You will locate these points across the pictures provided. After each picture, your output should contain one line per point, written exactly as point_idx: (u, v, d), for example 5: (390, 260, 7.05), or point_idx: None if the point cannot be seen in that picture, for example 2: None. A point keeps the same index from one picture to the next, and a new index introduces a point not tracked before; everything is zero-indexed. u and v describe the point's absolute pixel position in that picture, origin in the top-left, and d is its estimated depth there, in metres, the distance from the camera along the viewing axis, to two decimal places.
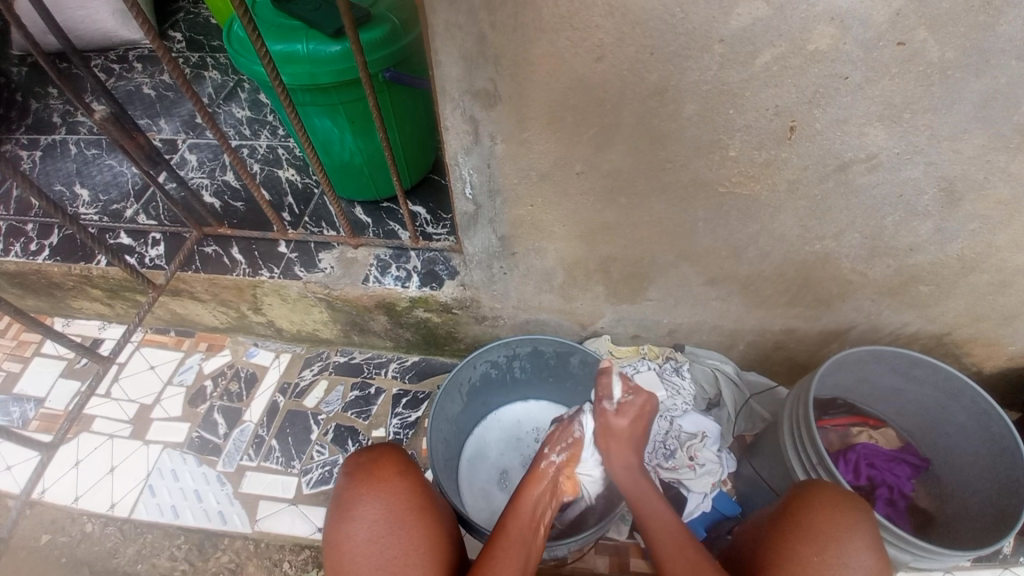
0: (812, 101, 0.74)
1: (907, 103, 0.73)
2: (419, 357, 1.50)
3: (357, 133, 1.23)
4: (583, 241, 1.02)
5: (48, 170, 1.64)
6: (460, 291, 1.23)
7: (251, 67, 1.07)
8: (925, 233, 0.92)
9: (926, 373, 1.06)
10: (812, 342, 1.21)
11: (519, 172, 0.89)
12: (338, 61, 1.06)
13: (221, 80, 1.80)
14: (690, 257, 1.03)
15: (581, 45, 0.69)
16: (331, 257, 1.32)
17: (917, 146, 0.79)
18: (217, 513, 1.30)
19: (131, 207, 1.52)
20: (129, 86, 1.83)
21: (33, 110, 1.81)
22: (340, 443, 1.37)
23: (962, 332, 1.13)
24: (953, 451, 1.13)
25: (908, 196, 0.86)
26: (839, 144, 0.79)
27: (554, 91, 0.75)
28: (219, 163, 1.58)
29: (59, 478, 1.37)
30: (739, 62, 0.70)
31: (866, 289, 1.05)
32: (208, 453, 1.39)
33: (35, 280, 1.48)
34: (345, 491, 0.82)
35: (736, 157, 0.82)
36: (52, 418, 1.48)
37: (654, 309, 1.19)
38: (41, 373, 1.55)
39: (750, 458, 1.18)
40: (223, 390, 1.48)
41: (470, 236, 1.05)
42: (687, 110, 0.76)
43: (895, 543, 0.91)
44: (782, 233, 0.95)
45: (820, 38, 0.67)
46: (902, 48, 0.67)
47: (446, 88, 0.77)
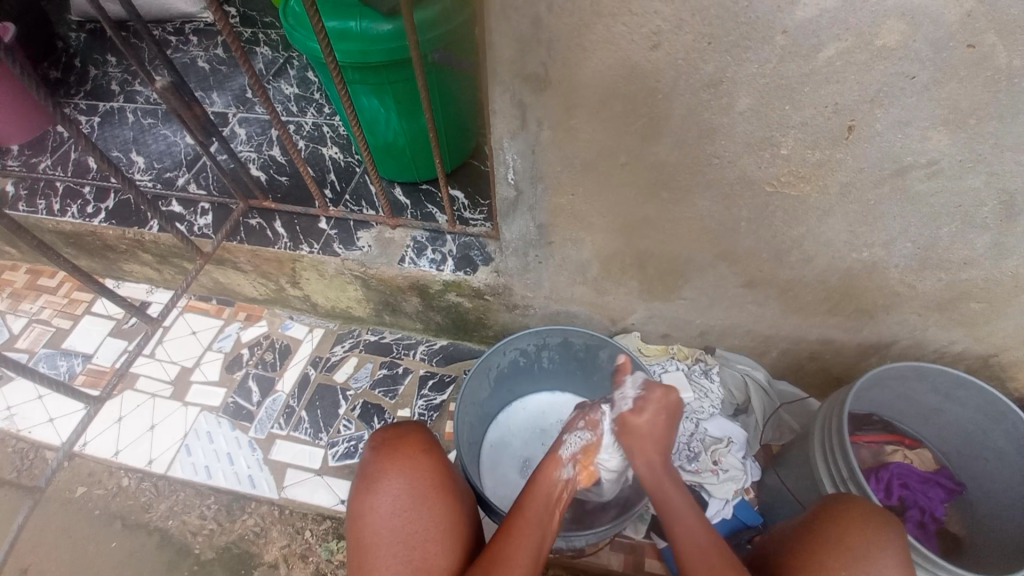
0: (873, 100, 0.71)
1: (974, 108, 0.70)
2: (447, 341, 1.52)
3: (403, 114, 1.25)
4: (621, 234, 1.01)
5: (107, 136, 1.72)
6: (493, 278, 1.24)
7: (305, 42, 1.10)
8: (982, 247, 0.88)
9: (972, 394, 1.02)
10: (850, 354, 1.18)
11: (563, 160, 0.89)
12: (389, 40, 1.07)
13: (271, 56, 1.85)
14: (730, 257, 1.01)
15: (637, 32, 0.68)
16: (369, 236, 1.34)
17: (981, 155, 0.75)
18: (246, 477, 1.35)
19: (183, 176, 1.58)
20: (184, 58, 1.90)
21: (91, 76, 1.89)
22: (366, 420, 1.40)
23: (1013, 355, 1.08)
24: (993, 479, 1.08)
25: (967, 206, 0.82)
26: (898, 147, 0.76)
27: (606, 79, 0.75)
28: (266, 138, 1.63)
29: (101, 432, 1.44)
30: (800, 56, 0.68)
31: (914, 302, 1.01)
32: (241, 419, 1.44)
33: (89, 241, 1.56)
34: (371, 465, 0.84)
35: (788, 156, 0.80)
36: (98, 374, 1.56)
37: (687, 308, 1.18)
38: (91, 331, 1.63)
39: (775, 467, 1.14)
40: (258, 359, 1.53)
41: (508, 222, 1.06)
42: (740, 104, 0.75)
43: (925, 565, 0.88)
44: (829, 238, 0.93)
45: (888, 34, 0.64)
46: (972, 50, 0.65)
47: (497, 71, 0.78)
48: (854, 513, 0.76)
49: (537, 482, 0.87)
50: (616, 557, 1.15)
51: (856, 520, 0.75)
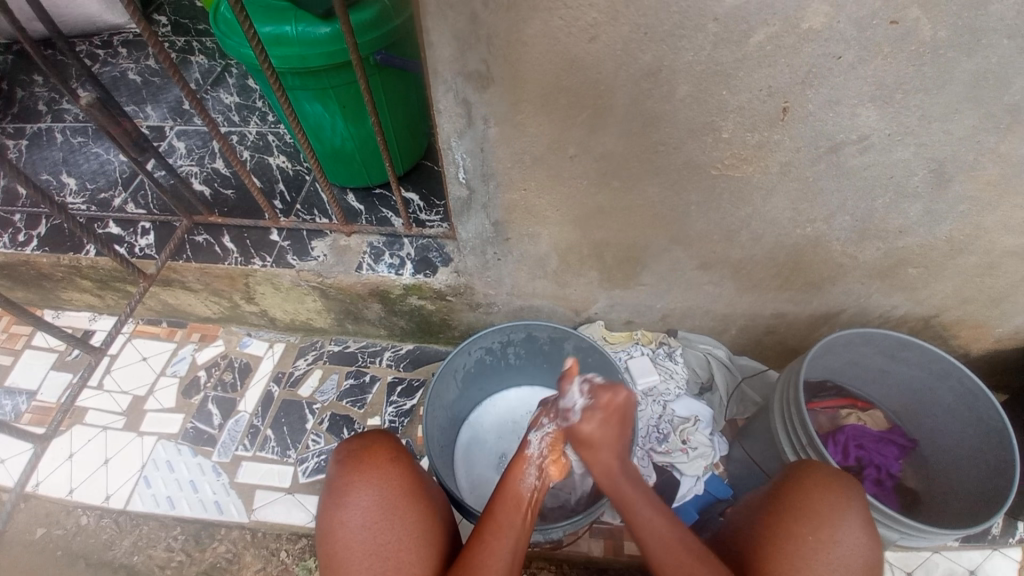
0: (804, 81, 0.74)
1: (898, 83, 0.74)
2: (413, 345, 1.50)
3: (349, 118, 1.22)
4: (577, 226, 1.02)
5: (36, 158, 1.61)
6: (454, 278, 1.23)
7: (239, 49, 1.06)
8: (915, 215, 0.93)
9: (916, 355, 1.08)
10: (803, 326, 1.23)
11: (513, 155, 0.88)
12: (328, 43, 1.04)
13: (207, 65, 1.77)
14: (684, 241, 1.03)
15: (574, 24, 0.69)
16: (324, 246, 1.31)
17: (908, 127, 0.79)
18: (214, 503, 1.30)
19: (120, 196, 1.50)
20: (114, 71, 1.80)
21: (18, 97, 1.77)
22: (335, 432, 1.37)
23: (949, 314, 1.15)
24: (942, 432, 1.15)
25: (899, 177, 0.87)
26: (832, 124, 0.79)
27: (547, 73, 0.75)
28: (208, 150, 1.56)
29: (52, 472, 1.36)
30: (733, 42, 0.70)
31: (857, 271, 1.06)
32: (203, 444, 1.38)
33: (24, 271, 1.46)
34: (338, 477, 0.82)
35: (730, 138, 0.82)
36: (44, 411, 1.46)
37: (647, 293, 1.20)
38: (32, 366, 1.54)
39: (741, 440, 1.19)
40: (217, 380, 1.47)
41: (464, 221, 1.05)
42: (680, 91, 0.76)
43: (888, 523, 0.92)
44: (775, 216, 0.96)
45: (813, 17, 0.67)
46: (893, 27, 0.68)
47: (439, 70, 0.76)
48: (809, 476, 0.79)
49: (505, 485, 0.86)
50: (595, 544, 1.17)
51: (813, 482, 0.78)
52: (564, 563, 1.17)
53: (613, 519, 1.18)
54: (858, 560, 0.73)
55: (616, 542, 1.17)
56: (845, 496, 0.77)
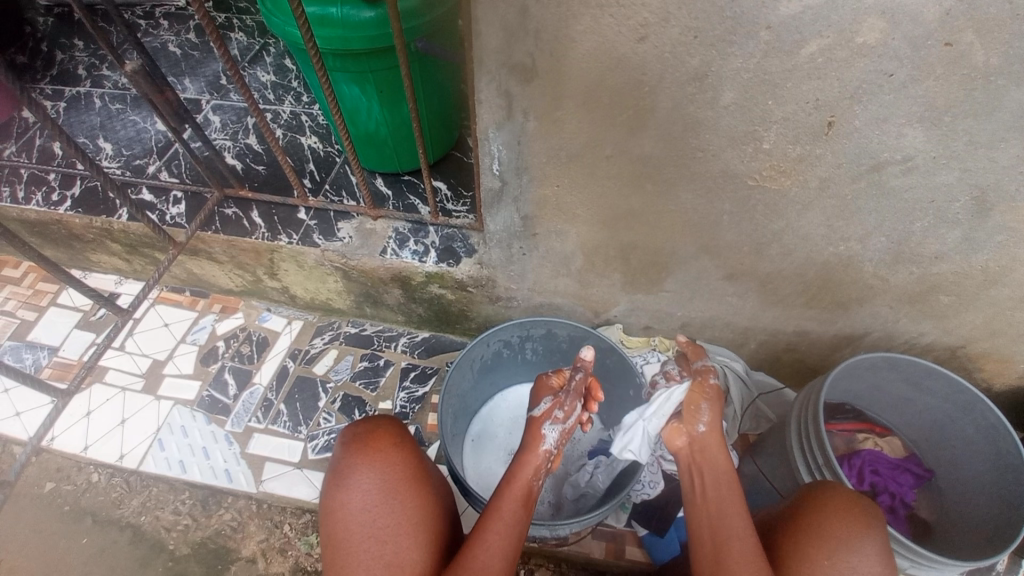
0: (853, 97, 0.73)
1: (949, 106, 0.72)
2: (430, 333, 1.51)
3: (385, 103, 1.23)
4: (605, 227, 1.02)
5: (74, 121, 1.65)
6: (476, 270, 1.23)
7: (285, 27, 1.07)
8: (952, 242, 0.91)
9: (939, 384, 1.06)
10: (825, 346, 1.21)
11: (549, 151, 0.88)
12: (372, 28, 1.05)
13: (247, 42, 1.80)
14: (711, 250, 1.03)
15: (625, 23, 0.68)
16: (350, 227, 1.32)
17: (954, 151, 0.78)
18: (223, 472, 1.32)
19: (154, 164, 1.53)
20: (155, 42, 1.83)
21: (58, 61, 1.82)
22: (346, 412, 1.39)
23: (978, 346, 1.12)
24: (957, 464, 1.13)
25: (939, 202, 0.85)
26: (875, 143, 0.78)
27: (592, 71, 0.75)
28: (242, 126, 1.59)
29: (69, 427, 1.40)
30: (784, 52, 0.69)
31: (886, 295, 1.04)
32: (216, 413, 1.41)
33: (56, 230, 1.49)
34: (341, 460, 0.84)
35: (769, 150, 0.81)
36: (65, 367, 1.50)
37: (669, 300, 1.19)
38: (57, 323, 1.58)
39: (753, 456, 1.17)
40: (234, 352, 1.49)
41: (492, 213, 1.05)
42: (724, 98, 0.75)
43: (903, 552, 0.91)
44: (807, 231, 0.94)
45: (868, 32, 0.66)
46: (950, 49, 0.66)
47: (483, 59, 0.77)
48: (831, 500, 0.78)
49: (517, 471, 0.87)
50: (597, 545, 1.17)
51: (836, 507, 0.77)
52: (564, 562, 1.17)
53: (617, 522, 1.18)
54: None
55: (618, 546, 1.16)
56: (868, 525, 0.75)
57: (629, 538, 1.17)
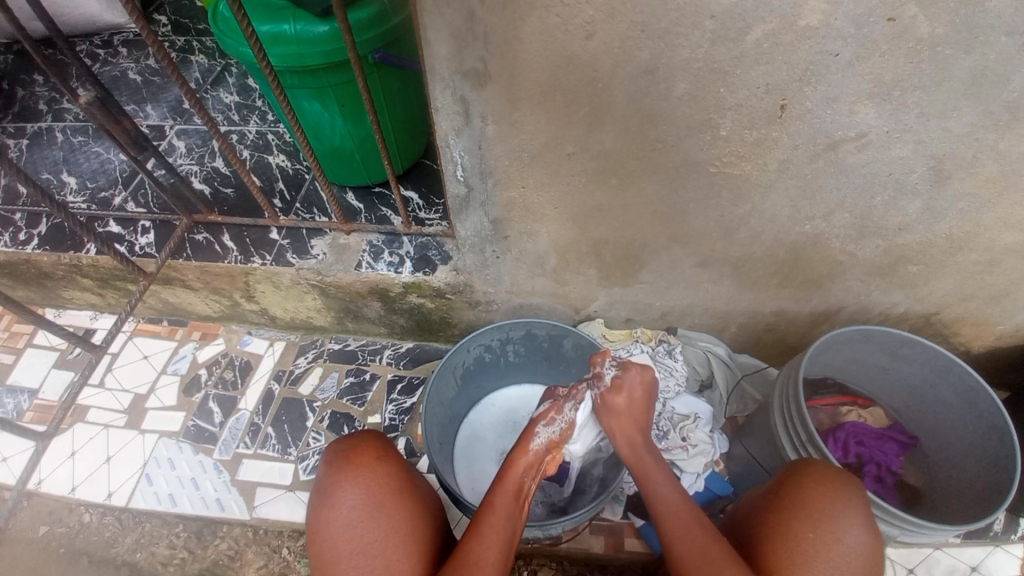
0: (802, 78, 0.74)
1: (896, 80, 0.73)
2: (414, 343, 1.50)
3: (347, 117, 1.22)
4: (576, 224, 1.02)
5: (36, 158, 1.61)
6: (454, 276, 1.23)
7: (238, 48, 1.06)
8: (915, 212, 0.93)
9: (914, 351, 1.08)
10: (803, 323, 1.23)
11: (511, 153, 0.88)
12: (326, 42, 1.04)
13: (207, 65, 1.77)
14: (683, 238, 1.03)
15: (571, 22, 0.69)
16: (324, 244, 1.31)
17: (906, 125, 0.79)
18: (215, 501, 1.30)
19: (121, 195, 1.50)
20: (115, 71, 1.80)
21: (19, 97, 1.78)
22: (335, 430, 1.37)
23: (951, 311, 1.15)
24: (941, 428, 1.15)
25: (897, 175, 0.86)
26: (829, 122, 0.79)
27: (545, 71, 0.75)
28: (207, 150, 1.57)
29: (54, 469, 1.37)
30: (730, 39, 0.70)
31: (857, 269, 1.06)
32: (203, 442, 1.39)
33: (24, 269, 1.46)
34: (325, 478, 0.83)
35: (727, 136, 0.82)
36: (46, 409, 1.47)
37: (646, 292, 1.20)
38: (34, 365, 1.54)
39: (742, 439, 1.19)
40: (217, 379, 1.47)
41: (463, 220, 1.05)
42: (678, 89, 0.76)
43: (886, 518, 0.92)
44: (774, 213, 0.96)
45: (810, 14, 0.67)
46: (891, 24, 0.67)
47: (435, 68, 0.77)
48: (812, 474, 0.79)
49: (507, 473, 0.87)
50: (595, 541, 1.16)
51: (817, 480, 0.78)
52: (565, 559, 1.17)
53: (613, 515, 1.19)
54: (861, 560, 0.73)
55: (616, 539, 1.17)
56: (854, 500, 0.77)
57: (627, 530, 1.17)
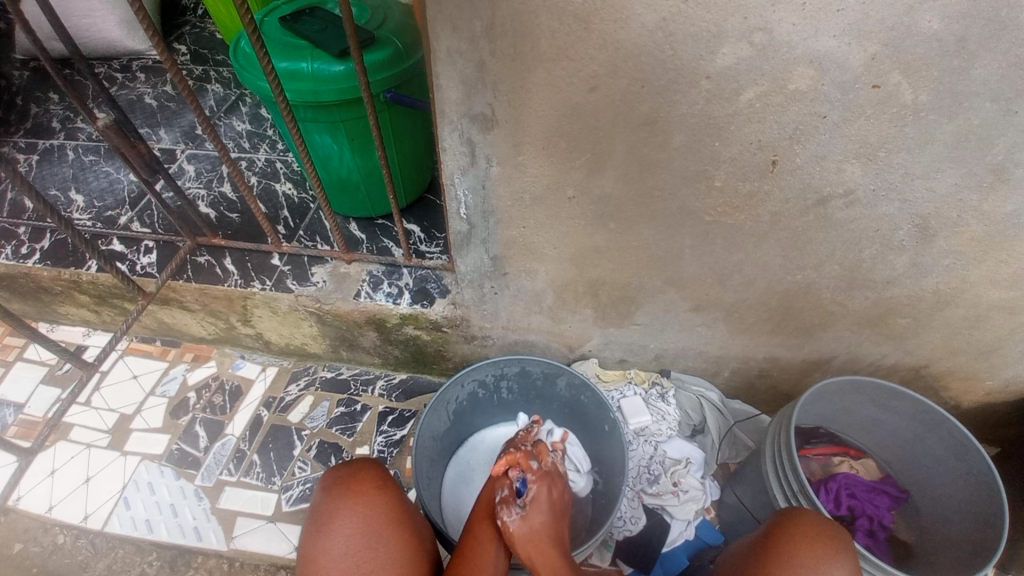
0: (793, 137, 0.78)
1: (881, 142, 0.77)
2: (407, 374, 1.50)
3: (356, 150, 1.26)
4: (573, 264, 1.04)
5: (45, 174, 1.64)
6: (451, 310, 1.24)
7: (256, 82, 1.10)
8: (902, 267, 0.96)
9: (905, 405, 1.09)
10: (795, 371, 1.24)
11: (513, 194, 0.91)
12: (341, 80, 1.09)
13: (223, 93, 1.83)
14: (677, 282, 1.05)
15: (576, 75, 0.73)
16: (324, 272, 1.33)
17: (892, 183, 0.83)
18: (192, 529, 1.27)
19: (126, 215, 1.53)
20: (131, 94, 1.86)
21: (33, 114, 1.83)
22: (322, 460, 1.36)
23: (939, 365, 1.16)
24: (931, 483, 1.15)
25: (885, 230, 0.90)
26: (819, 178, 0.83)
27: (549, 119, 0.78)
28: (217, 175, 1.60)
29: (32, 487, 1.34)
30: (725, 98, 0.74)
31: (847, 320, 1.08)
32: (186, 467, 1.36)
33: (22, 283, 1.47)
34: (322, 505, 0.81)
35: (722, 187, 0.86)
36: (29, 424, 1.45)
37: (641, 333, 1.21)
38: (21, 379, 1.52)
39: (733, 485, 1.17)
40: (206, 402, 1.46)
41: (463, 255, 1.07)
42: (675, 140, 0.80)
43: (872, 573, 0.91)
44: (766, 262, 0.98)
45: (800, 78, 0.71)
46: (876, 90, 0.72)
47: (446, 111, 0.80)
48: (799, 529, 0.78)
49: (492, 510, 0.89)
50: None
51: (804, 535, 0.77)
52: None
53: (602, 562, 1.15)
54: None
55: None
56: (835, 555, 0.75)
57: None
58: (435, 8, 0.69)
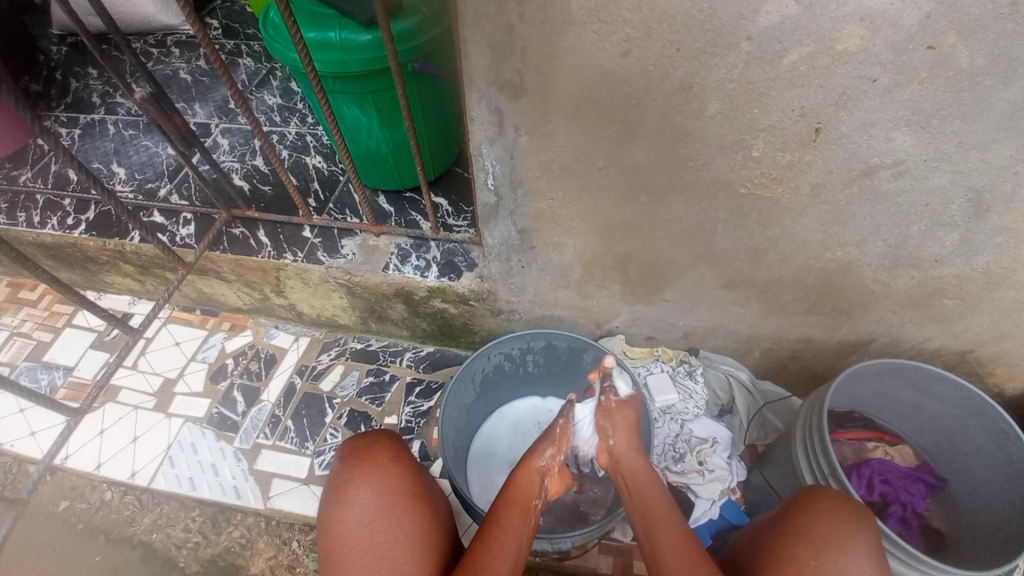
0: (838, 103, 0.73)
1: (935, 109, 0.72)
2: (434, 347, 1.52)
3: (384, 123, 1.25)
4: (602, 238, 1.02)
5: (88, 148, 1.70)
6: (477, 284, 1.24)
7: (285, 53, 1.10)
8: (952, 244, 0.90)
9: (947, 390, 1.04)
10: (830, 352, 1.20)
11: (541, 165, 0.90)
12: (369, 50, 1.08)
13: (255, 67, 1.85)
14: (709, 258, 1.03)
15: (608, 39, 0.70)
16: (354, 244, 1.35)
17: (946, 154, 0.77)
18: (231, 488, 1.33)
19: (166, 188, 1.57)
20: (167, 70, 1.89)
21: (73, 89, 1.89)
22: (352, 427, 1.40)
23: (987, 349, 1.10)
24: (969, 471, 1.10)
25: (935, 205, 0.85)
26: (865, 148, 0.78)
27: (579, 85, 0.76)
28: (250, 148, 1.63)
29: (84, 444, 1.43)
30: (765, 62, 0.70)
31: (889, 300, 1.03)
32: (225, 430, 1.42)
33: (71, 253, 1.54)
34: (339, 475, 0.84)
35: (759, 158, 0.82)
36: (80, 387, 1.53)
37: (669, 310, 1.19)
38: (72, 344, 1.61)
39: (760, 466, 1.16)
40: (243, 369, 1.52)
41: (490, 228, 1.07)
42: (710, 108, 0.76)
43: (903, 558, 0.88)
44: (804, 237, 0.94)
45: (848, 39, 0.67)
46: (933, 52, 0.67)
47: (473, 79, 0.79)
48: (817, 504, 0.77)
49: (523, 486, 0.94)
50: (603, 560, 1.15)
51: (823, 508, 0.76)
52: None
53: (624, 537, 1.16)
54: None
55: (625, 560, 1.15)
56: (853, 531, 0.73)
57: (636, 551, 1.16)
58: None
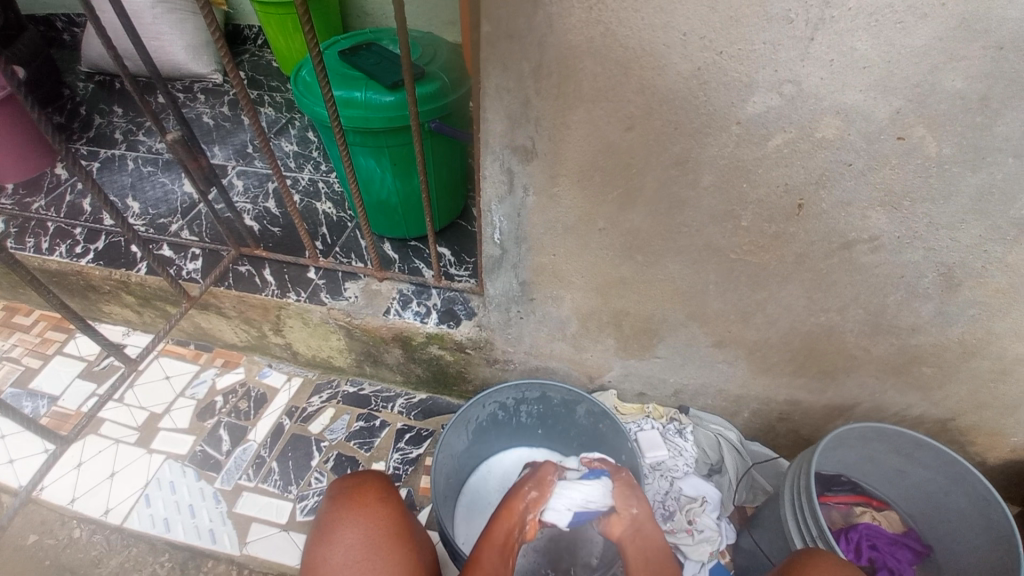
0: (819, 182, 0.81)
1: (905, 192, 0.80)
2: (426, 395, 1.53)
3: (397, 175, 1.33)
4: (599, 294, 1.07)
5: (105, 181, 1.76)
6: (476, 332, 1.28)
7: (313, 107, 1.19)
8: (926, 314, 0.96)
9: (929, 456, 1.07)
10: (817, 415, 1.23)
11: (546, 223, 0.96)
12: (391, 110, 1.17)
13: (274, 116, 1.95)
14: (700, 317, 1.08)
15: (615, 116, 0.78)
16: (356, 287, 1.39)
17: (916, 232, 0.85)
18: (207, 532, 1.30)
19: (177, 223, 1.62)
20: (190, 113, 1.99)
21: (96, 124, 1.97)
22: (338, 472, 1.38)
23: (966, 419, 1.14)
24: (953, 540, 1.12)
25: (909, 278, 0.91)
26: (843, 223, 0.86)
27: (586, 153, 0.84)
28: (263, 191, 1.70)
29: (58, 478, 1.39)
30: (754, 142, 0.78)
31: (870, 365, 1.08)
32: (207, 469, 1.40)
33: (73, 281, 1.56)
34: (326, 515, 0.85)
35: (748, 227, 0.89)
36: (63, 417, 1.51)
37: (662, 367, 1.23)
38: (60, 373, 1.60)
39: (750, 528, 1.16)
40: (232, 407, 1.51)
41: (493, 279, 1.12)
42: (705, 179, 0.84)
43: None
44: (789, 302, 1.00)
45: (826, 128, 0.75)
46: (901, 142, 0.75)
47: (490, 141, 0.86)
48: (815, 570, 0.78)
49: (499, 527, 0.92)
50: None
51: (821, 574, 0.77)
52: None
53: None
54: None
55: None
56: None
57: None
58: (489, 49, 0.75)
